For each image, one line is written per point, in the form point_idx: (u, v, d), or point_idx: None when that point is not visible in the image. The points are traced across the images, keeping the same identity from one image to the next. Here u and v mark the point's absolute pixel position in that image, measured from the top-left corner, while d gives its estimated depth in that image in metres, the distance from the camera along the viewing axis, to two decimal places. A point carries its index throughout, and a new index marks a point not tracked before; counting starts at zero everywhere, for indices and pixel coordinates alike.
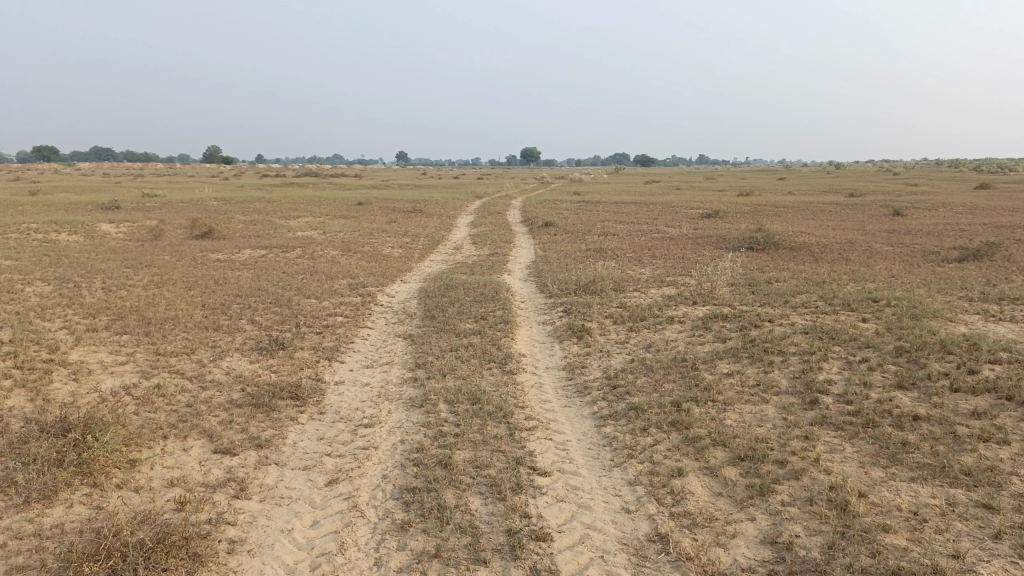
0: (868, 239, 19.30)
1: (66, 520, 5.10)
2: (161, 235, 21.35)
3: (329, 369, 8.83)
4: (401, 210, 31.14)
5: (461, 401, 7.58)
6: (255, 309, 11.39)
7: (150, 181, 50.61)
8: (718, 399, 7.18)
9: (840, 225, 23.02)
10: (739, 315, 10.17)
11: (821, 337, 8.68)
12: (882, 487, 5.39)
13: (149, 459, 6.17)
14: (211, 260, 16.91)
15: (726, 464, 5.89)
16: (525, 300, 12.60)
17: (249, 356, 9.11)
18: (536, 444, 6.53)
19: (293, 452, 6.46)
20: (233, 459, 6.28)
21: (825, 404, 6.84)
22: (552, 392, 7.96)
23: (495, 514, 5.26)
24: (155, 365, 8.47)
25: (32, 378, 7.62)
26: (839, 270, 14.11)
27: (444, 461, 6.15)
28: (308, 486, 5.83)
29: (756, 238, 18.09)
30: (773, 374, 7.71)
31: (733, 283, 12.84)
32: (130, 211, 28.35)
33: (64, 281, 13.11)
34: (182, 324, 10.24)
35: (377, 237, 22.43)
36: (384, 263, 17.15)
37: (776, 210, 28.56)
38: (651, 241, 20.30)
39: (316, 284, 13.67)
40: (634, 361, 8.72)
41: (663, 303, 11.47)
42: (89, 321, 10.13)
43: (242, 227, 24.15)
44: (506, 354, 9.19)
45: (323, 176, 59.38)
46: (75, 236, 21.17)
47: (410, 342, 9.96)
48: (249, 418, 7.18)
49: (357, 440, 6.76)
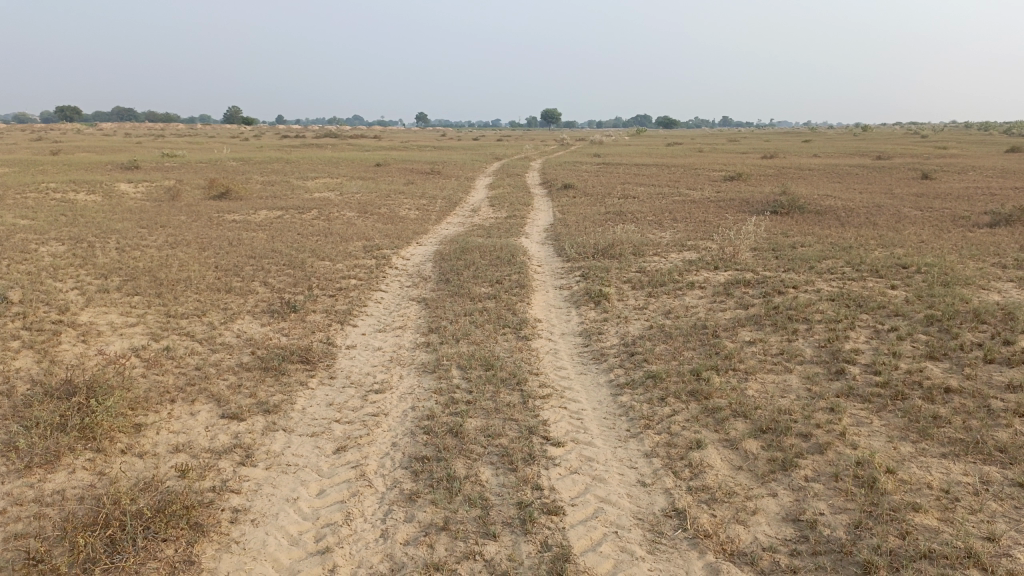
0: (897, 203, 18.75)
1: (68, 486, 5.00)
2: (178, 195, 21.25)
3: (340, 333, 8.67)
4: (419, 171, 30.82)
5: (474, 367, 7.40)
6: (268, 270, 11.24)
7: (169, 141, 50.58)
8: (740, 368, 6.93)
9: (867, 188, 22.43)
10: (762, 281, 9.86)
11: (848, 305, 8.37)
12: (911, 463, 5.15)
13: (155, 424, 6.06)
14: (227, 220, 16.78)
15: (747, 436, 5.66)
16: (542, 264, 12.34)
17: (260, 319, 8.96)
18: (550, 412, 6.34)
19: (302, 418, 6.32)
20: (240, 424, 6.16)
21: (852, 375, 6.57)
22: (567, 359, 7.75)
23: (506, 485, 5.09)
24: (165, 327, 8.36)
25: (40, 339, 7.53)
26: (866, 234, 13.68)
27: (455, 429, 5.97)
28: (315, 453, 5.69)
29: (781, 202, 17.63)
30: (797, 342, 7.44)
31: (756, 248, 12.48)
32: (149, 171, 28.33)
33: (78, 241, 13.02)
34: (194, 285, 10.11)
35: (395, 199, 22.18)
36: (401, 225, 16.94)
37: (801, 172, 27.92)
38: (672, 204, 19.88)
39: (331, 246, 13.49)
40: (653, 327, 8.47)
41: (683, 267, 11.16)
42: (101, 281, 10.04)
43: (259, 187, 24.02)
44: (521, 319, 8.97)
45: (341, 138, 59.01)
46: (93, 195, 21.12)
47: (424, 307, 9.76)
48: (257, 382, 7.05)
49: (366, 406, 6.61)
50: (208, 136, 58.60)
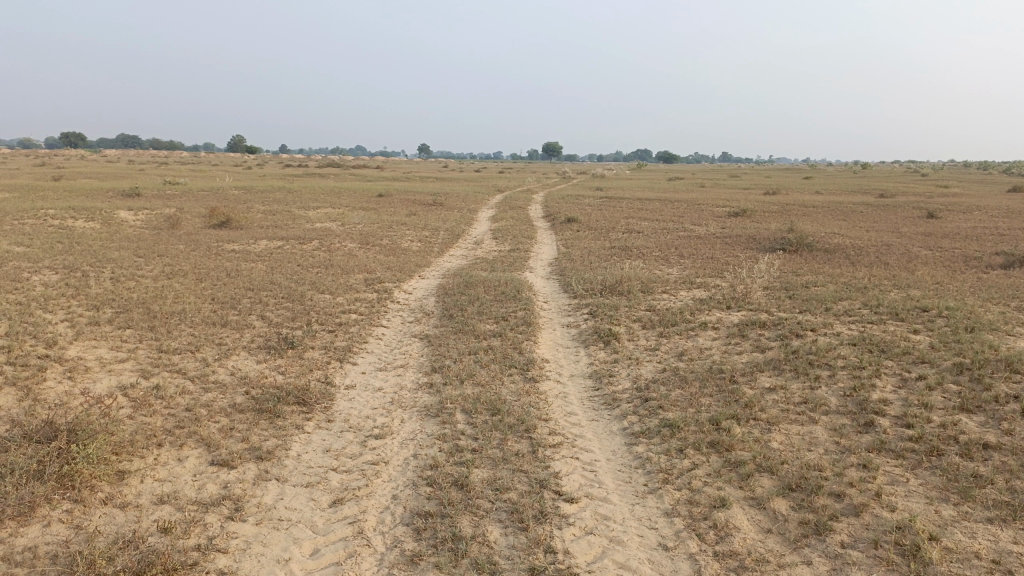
0: (905, 242, 18.50)
1: (41, 541, 4.58)
2: (178, 224, 20.98)
3: (339, 372, 8.29)
4: (422, 202, 30.63)
5: (479, 411, 7.01)
6: (266, 303, 10.89)
7: (172, 168, 50.59)
8: (762, 418, 6.55)
9: (874, 227, 22.17)
10: (778, 323, 9.50)
11: (871, 351, 8.00)
12: (955, 529, 4.75)
13: (140, 471, 5.66)
14: (226, 250, 16.48)
15: (775, 494, 5.27)
16: (548, 300, 12.00)
17: (255, 355, 8.59)
18: (561, 463, 5.95)
19: (296, 466, 5.92)
20: (230, 473, 5.76)
21: (882, 427, 6.19)
22: (578, 404, 7.36)
23: (516, 548, 4.69)
24: (156, 363, 7.98)
25: (24, 375, 7.15)
26: (879, 274, 13.36)
27: (460, 481, 5.58)
28: (310, 507, 5.29)
29: (789, 239, 17.36)
30: (820, 390, 7.07)
31: (768, 287, 12.15)
32: (149, 198, 28.12)
33: (72, 270, 12.69)
34: (188, 318, 9.75)
35: (397, 230, 21.92)
36: (402, 257, 16.65)
37: (806, 210, 27.70)
38: (678, 239, 19.62)
39: (331, 278, 13.17)
40: (666, 370, 8.11)
41: (694, 307, 10.82)
42: (93, 314, 9.68)
43: (260, 217, 23.74)
44: (528, 359, 8.60)
45: (344, 168, 59.07)
46: (92, 222, 20.84)
47: (426, 344, 9.39)
48: (251, 425, 6.66)
49: (365, 454, 6.21)
50: (211, 165, 58.69)
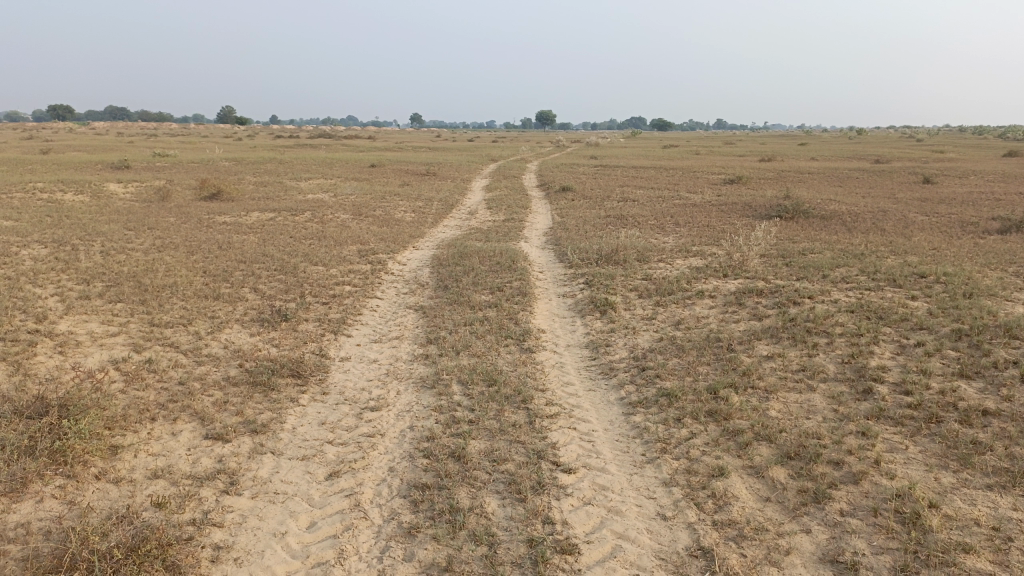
0: (901, 208, 18.41)
1: (33, 517, 4.53)
2: (169, 196, 20.74)
3: (334, 344, 8.21)
4: (415, 173, 30.39)
5: (476, 382, 6.96)
6: (258, 276, 10.77)
7: (162, 140, 50.04)
8: (760, 386, 6.51)
9: (869, 193, 22.05)
10: (775, 290, 9.44)
11: (869, 318, 7.95)
12: (954, 496, 4.73)
13: (134, 445, 5.60)
14: (217, 222, 16.31)
15: (773, 463, 5.24)
16: (543, 270, 11.91)
17: (249, 328, 8.50)
18: (558, 434, 5.91)
19: (291, 440, 5.87)
20: (225, 447, 5.70)
21: (880, 395, 6.16)
22: (574, 374, 7.32)
23: (514, 518, 4.66)
24: (148, 337, 7.89)
25: (14, 350, 7.06)
26: (876, 241, 13.29)
27: (457, 452, 5.54)
28: (306, 480, 5.24)
29: (785, 207, 17.26)
30: (818, 358, 7.03)
31: (765, 255, 12.07)
32: (140, 170, 27.82)
33: (61, 243, 12.54)
34: (180, 291, 9.64)
35: (390, 201, 21.73)
36: (396, 228, 16.50)
37: (802, 176, 27.54)
38: (673, 207, 19.49)
39: (325, 250, 13.03)
40: (663, 339, 8.06)
41: (691, 275, 10.74)
42: (83, 288, 9.57)
43: (252, 188, 23.49)
44: (524, 329, 8.54)
45: (336, 138, 58.50)
46: (81, 195, 20.60)
47: (422, 316, 9.30)
48: (245, 398, 6.60)
49: (361, 426, 6.16)
50: (202, 136, 58.06)
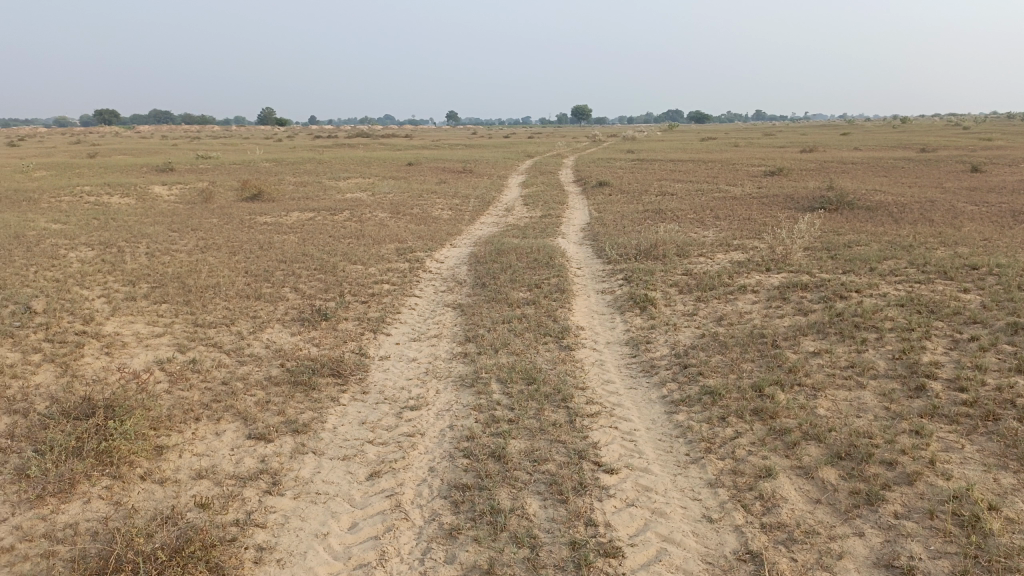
0: (950, 197, 17.88)
1: (81, 519, 4.60)
2: (211, 198, 21.07)
3: (373, 343, 8.22)
4: (452, 170, 30.46)
5: (515, 381, 6.91)
6: (298, 275, 10.86)
7: (204, 142, 50.92)
8: (807, 384, 6.34)
9: (916, 183, 21.45)
10: (820, 284, 9.21)
11: (919, 312, 7.70)
12: (1015, 498, 4.53)
13: (178, 446, 5.66)
14: (258, 223, 16.50)
15: (823, 463, 5.09)
16: (581, 266, 11.81)
17: (290, 328, 8.57)
18: (600, 433, 5.83)
19: (333, 439, 5.88)
20: (267, 446, 5.74)
21: (934, 392, 5.95)
22: (615, 372, 7.22)
23: (556, 520, 4.59)
24: (192, 337, 7.99)
25: (62, 352, 7.21)
26: (924, 232, 12.91)
27: (498, 452, 5.49)
28: (348, 480, 5.24)
29: (829, 198, 16.87)
30: (867, 354, 6.82)
31: (809, 248, 11.80)
32: (182, 173, 28.32)
33: (108, 246, 12.80)
34: (223, 292, 9.76)
35: (427, 199, 21.79)
36: (434, 226, 16.52)
37: (845, 167, 26.92)
38: (713, 201, 19.20)
39: (363, 249, 13.10)
40: (705, 336, 7.91)
41: (732, 270, 10.54)
42: (129, 289, 9.74)
43: (292, 189, 23.77)
44: (563, 327, 8.46)
45: (374, 137, 58.92)
46: (127, 198, 21.04)
47: (460, 313, 9.28)
48: (287, 398, 6.63)
49: (401, 425, 6.14)
50: (243, 138, 58.95)
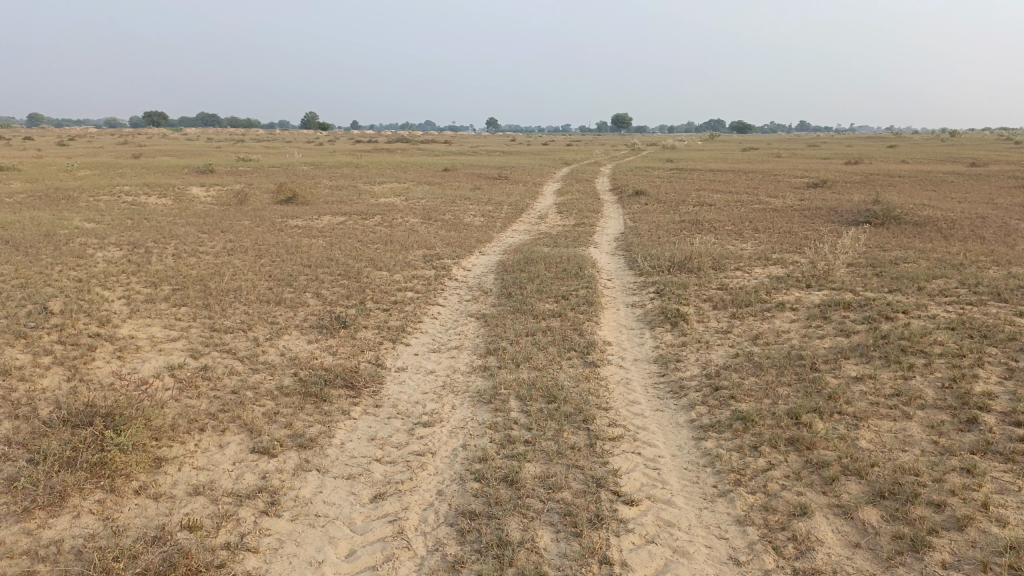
0: (1003, 214, 17.08)
1: (67, 534, 4.38)
2: (246, 200, 21.13)
3: (391, 353, 7.94)
4: (487, 177, 30.27)
5: (535, 398, 6.56)
6: (322, 281, 10.65)
7: (245, 146, 51.55)
8: (848, 413, 5.89)
9: (966, 198, 20.57)
10: (864, 304, 8.69)
11: (972, 336, 7.16)
12: None
13: (178, 459, 5.45)
14: (288, 226, 16.43)
15: (864, 503, 4.65)
16: (612, 278, 11.43)
17: (307, 335, 8.34)
18: (622, 459, 5.46)
19: (338, 456, 5.59)
20: (270, 462, 5.47)
21: (987, 426, 5.44)
22: (641, 391, 6.82)
23: (568, 556, 4.23)
24: (206, 342, 7.81)
25: (73, 355, 7.07)
26: (976, 249, 12.24)
27: (510, 477, 5.15)
28: (350, 502, 4.95)
29: (874, 212, 16.22)
30: (913, 381, 6.33)
31: (853, 264, 11.25)
32: (222, 174, 28.56)
33: (136, 246, 12.78)
34: (243, 296, 9.59)
35: (460, 205, 21.57)
36: (465, 233, 16.26)
37: (891, 180, 26.09)
38: (752, 212, 18.65)
39: (390, 255, 12.89)
40: (739, 356, 7.48)
41: (770, 285, 10.06)
42: (150, 291, 9.63)
43: (326, 192, 23.79)
44: (589, 341, 8.09)
45: (412, 143, 59.06)
46: (164, 199, 21.17)
47: (483, 324, 8.97)
48: (296, 409, 6.38)
49: (412, 443, 5.83)
50: (285, 142, 59.55)
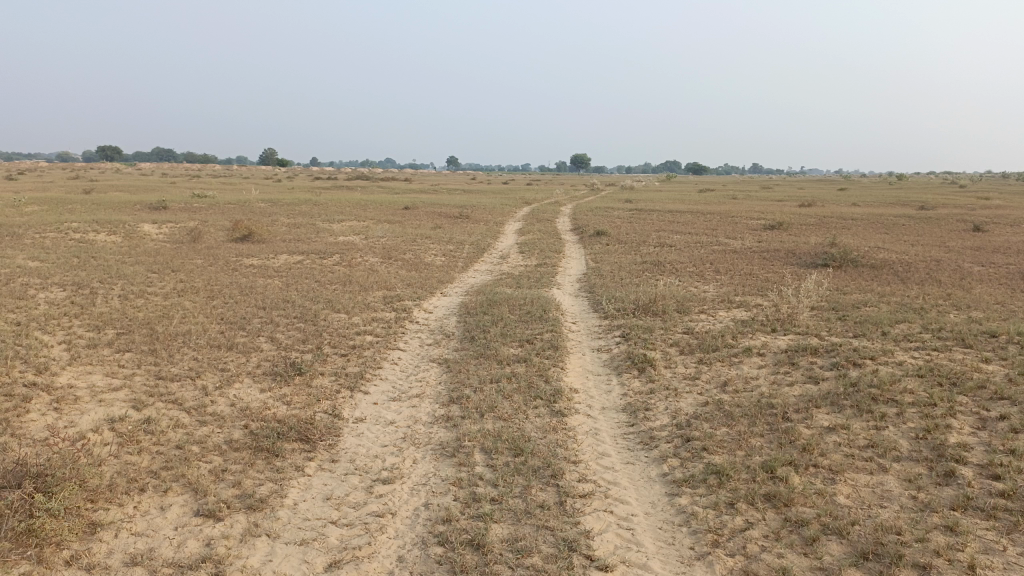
0: (955, 257, 17.43)
1: None
2: (200, 237, 20.57)
3: (348, 403, 7.57)
4: (447, 215, 30.09)
5: (500, 452, 6.26)
6: (277, 324, 10.24)
7: (202, 181, 50.71)
8: (823, 466, 5.72)
9: (918, 241, 21.02)
10: (831, 349, 8.62)
11: (941, 385, 7.08)
12: None
13: (115, 523, 5.02)
14: (243, 265, 15.96)
15: (847, 565, 4.44)
16: (576, 320, 11.25)
17: (260, 383, 7.93)
18: (594, 518, 5.18)
19: (291, 519, 5.21)
20: (216, 526, 5.07)
21: (965, 479, 5.30)
22: (610, 443, 6.57)
23: None
24: (151, 392, 7.36)
25: (5, 407, 6.58)
26: (933, 293, 12.37)
27: (476, 540, 4.83)
28: (303, 571, 4.57)
29: (832, 255, 16.41)
30: (887, 432, 6.20)
31: (815, 308, 11.26)
32: (176, 211, 27.88)
33: (81, 287, 12.21)
34: (193, 340, 9.14)
35: (420, 243, 21.33)
36: (425, 273, 15.99)
37: (845, 222, 26.60)
38: (712, 253, 18.76)
39: (348, 296, 12.52)
40: (709, 404, 7.29)
41: (736, 330, 9.97)
42: (93, 336, 9.12)
43: (284, 230, 23.34)
44: (556, 389, 7.83)
45: (373, 180, 58.89)
46: (114, 236, 20.50)
47: (445, 370, 8.67)
48: (247, 466, 5.98)
49: (371, 503, 5.48)
50: (243, 179, 58.76)
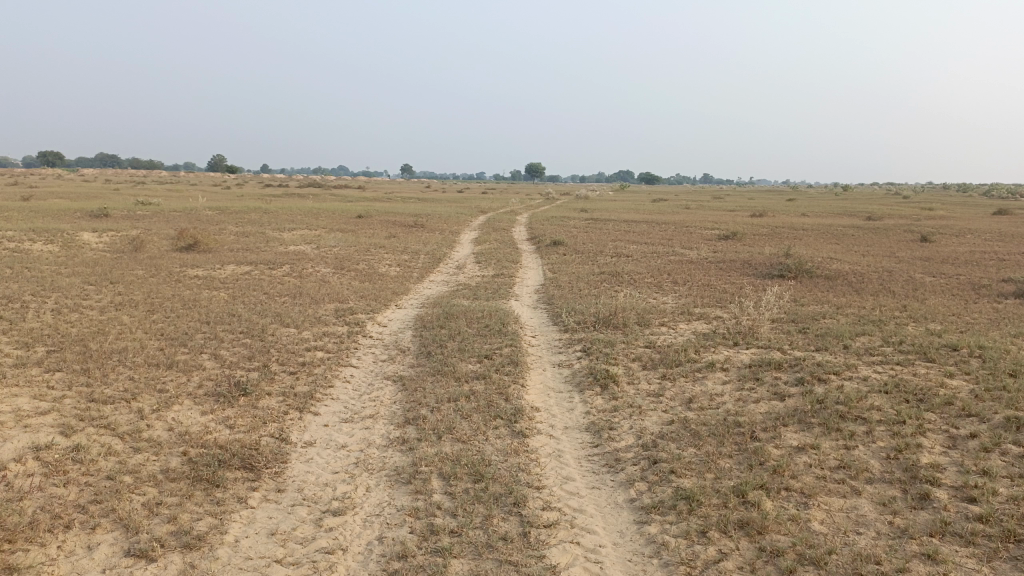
0: (906, 267, 17.69)
1: None
2: (143, 247, 19.77)
3: (297, 425, 7.14)
4: (402, 224, 29.60)
5: (460, 478, 5.92)
6: (222, 340, 9.72)
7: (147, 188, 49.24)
8: (795, 489, 5.51)
9: (869, 251, 21.34)
10: (795, 364, 8.48)
11: (908, 402, 6.95)
12: None
13: (35, 567, 4.53)
14: (188, 276, 15.28)
15: None
16: (535, 334, 10.97)
17: (202, 404, 7.45)
18: (561, 550, 4.88)
19: (232, 558, 4.78)
20: (148, 569, 4.62)
21: (940, 503, 5.14)
22: (575, 466, 6.27)
23: None
24: (82, 416, 6.82)
25: None
26: (889, 304, 12.42)
27: None
28: None
29: (787, 265, 16.47)
30: (857, 452, 6.04)
31: (776, 320, 11.17)
32: (118, 219, 26.86)
33: (10, 300, 11.48)
34: (131, 358, 8.58)
35: (374, 253, 20.86)
36: (379, 284, 15.56)
37: (798, 233, 26.92)
38: (669, 264, 18.72)
39: (298, 309, 12.04)
40: (675, 423, 7.06)
41: (698, 343, 9.79)
42: (20, 354, 8.49)
43: (232, 239, 22.61)
44: (516, 408, 7.52)
45: (324, 188, 57.96)
46: (51, 245, 19.56)
47: (400, 388, 8.29)
48: (185, 498, 5.53)
49: (320, 538, 5.08)
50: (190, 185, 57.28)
